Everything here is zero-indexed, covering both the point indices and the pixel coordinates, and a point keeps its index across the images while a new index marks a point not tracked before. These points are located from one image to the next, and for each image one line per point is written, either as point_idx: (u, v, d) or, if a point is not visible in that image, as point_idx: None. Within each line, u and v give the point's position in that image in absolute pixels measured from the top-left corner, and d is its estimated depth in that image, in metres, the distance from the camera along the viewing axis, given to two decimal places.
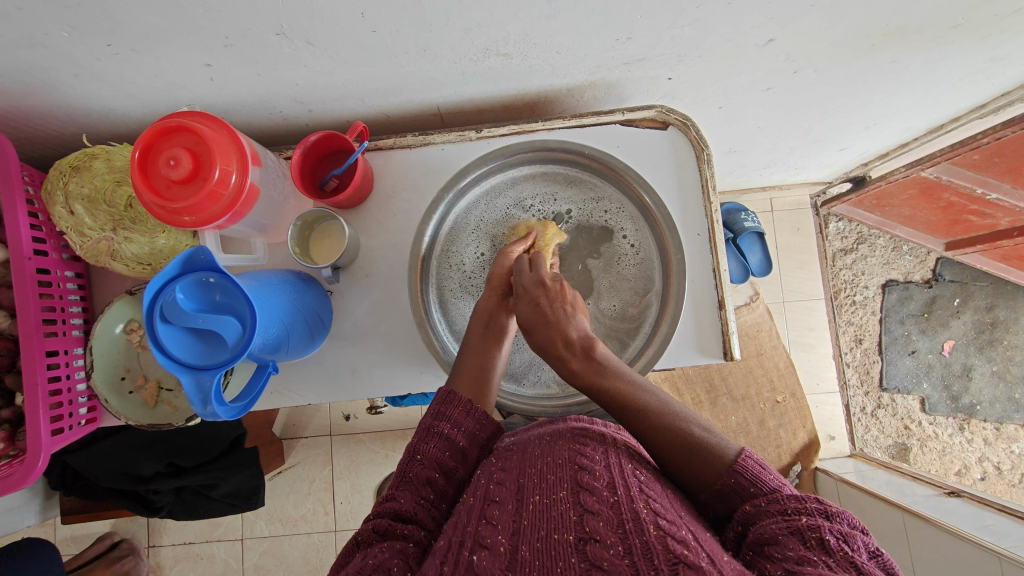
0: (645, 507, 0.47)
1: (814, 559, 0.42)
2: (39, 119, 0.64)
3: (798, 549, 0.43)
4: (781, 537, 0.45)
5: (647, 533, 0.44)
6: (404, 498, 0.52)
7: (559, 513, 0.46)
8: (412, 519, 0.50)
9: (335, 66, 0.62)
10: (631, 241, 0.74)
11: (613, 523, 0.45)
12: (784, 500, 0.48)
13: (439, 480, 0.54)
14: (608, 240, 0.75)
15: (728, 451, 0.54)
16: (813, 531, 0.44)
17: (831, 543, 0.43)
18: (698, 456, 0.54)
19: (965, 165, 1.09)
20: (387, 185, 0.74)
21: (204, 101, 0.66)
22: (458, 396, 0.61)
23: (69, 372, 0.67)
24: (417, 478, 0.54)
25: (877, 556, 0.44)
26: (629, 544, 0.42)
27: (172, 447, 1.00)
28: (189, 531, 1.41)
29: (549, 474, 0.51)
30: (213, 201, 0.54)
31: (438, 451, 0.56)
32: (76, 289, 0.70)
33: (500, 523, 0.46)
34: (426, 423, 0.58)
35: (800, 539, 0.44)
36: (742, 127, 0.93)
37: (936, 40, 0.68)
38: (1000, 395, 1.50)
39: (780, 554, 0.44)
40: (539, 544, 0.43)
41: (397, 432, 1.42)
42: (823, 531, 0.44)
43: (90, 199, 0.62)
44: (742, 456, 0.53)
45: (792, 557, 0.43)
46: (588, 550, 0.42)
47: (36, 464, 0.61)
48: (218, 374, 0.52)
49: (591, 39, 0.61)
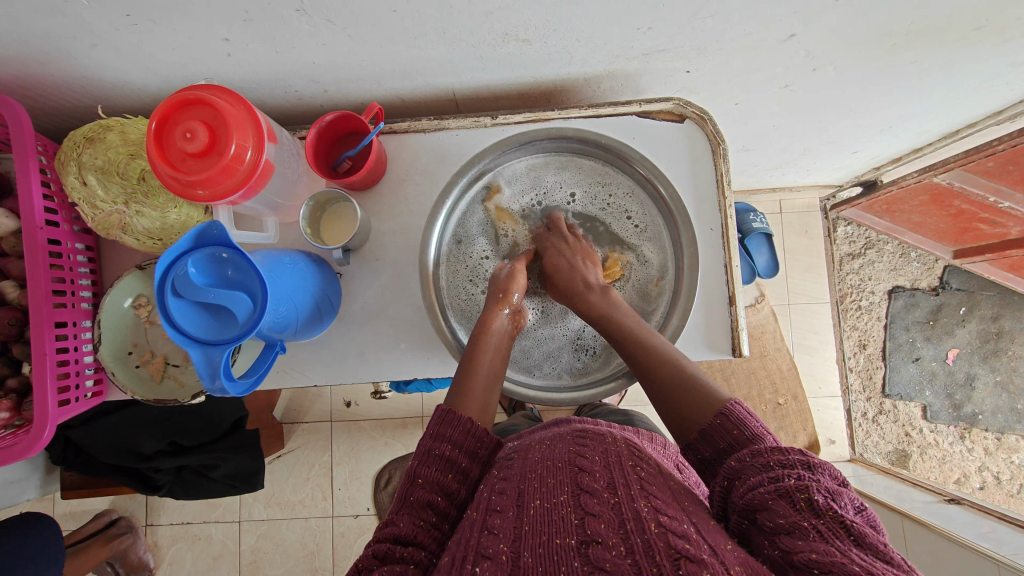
0: (646, 505, 0.47)
1: (804, 526, 0.42)
2: (53, 89, 0.64)
3: (788, 515, 0.43)
4: (770, 502, 0.45)
5: (648, 531, 0.44)
6: (403, 522, 0.51)
7: (561, 516, 0.46)
8: (413, 542, 0.49)
9: (353, 46, 0.61)
10: (635, 223, 0.75)
11: (615, 524, 0.45)
12: (769, 456, 0.49)
13: (440, 502, 0.53)
14: (616, 223, 0.75)
15: (720, 397, 0.57)
16: (801, 492, 0.44)
17: (819, 501, 0.43)
18: (689, 392, 0.59)
19: (978, 172, 1.08)
20: (400, 169, 0.74)
21: (220, 77, 0.66)
22: (457, 415, 0.60)
23: (77, 344, 0.67)
24: (418, 501, 0.53)
25: (860, 511, 0.44)
26: (631, 544, 0.43)
27: (175, 426, 1.01)
28: (186, 511, 1.42)
29: (549, 478, 0.51)
30: (228, 175, 0.54)
31: (437, 473, 0.55)
32: (85, 262, 0.70)
33: (501, 531, 0.46)
34: (425, 443, 0.57)
35: (789, 501, 0.44)
36: (756, 125, 0.92)
37: (959, 42, 0.68)
38: (1003, 405, 1.49)
39: (771, 523, 0.44)
40: (540, 550, 0.43)
41: (397, 420, 1.43)
42: (811, 491, 0.44)
43: (103, 170, 0.62)
44: (731, 401, 0.56)
45: (784, 527, 0.43)
46: (590, 552, 0.42)
47: (41, 433, 0.61)
48: (227, 351, 0.52)
49: (611, 28, 0.61)
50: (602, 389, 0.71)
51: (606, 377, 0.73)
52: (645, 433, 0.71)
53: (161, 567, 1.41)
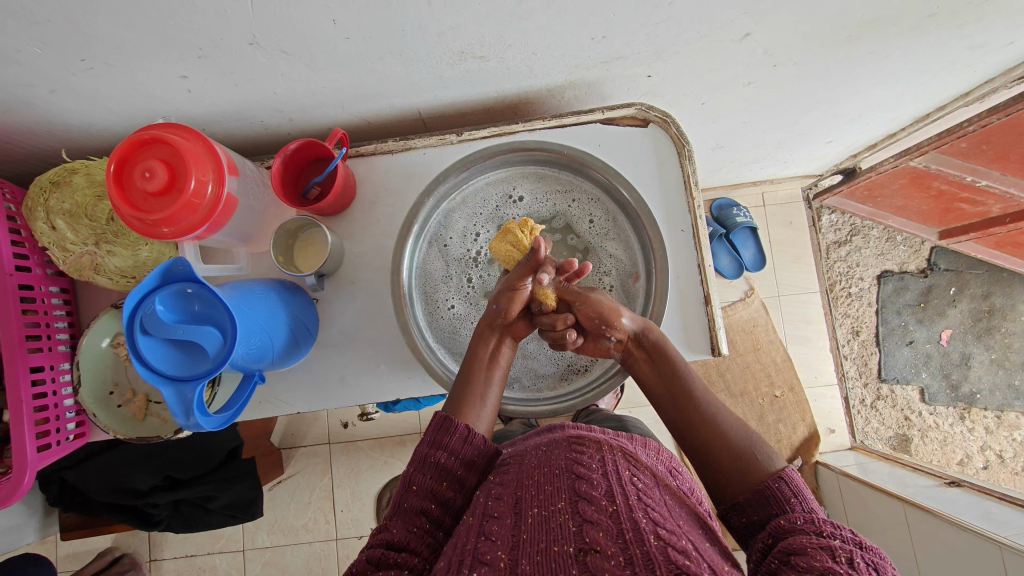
0: (644, 517, 0.46)
1: (839, 571, 0.42)
2: (17, 137, 0.64)
3: (824, 560, 0.44)
4: (809, 548, 0.46)
5: (648, 543, 0.43)
6: (396, 528, 0.52)
7: (559, 524, 0.46)
8: (406, 548, 0.50)
9: (312, 74, 0.62)
10: (600, 229, 0.74)
11: (613, 533, 0.44)
12: (820, 523, 0.49)
13: (434, 509, 0.54)
14: (581, 228, 0.74)
15: (774, 464, 0.58)
16: (843, 551, 0.44)
17: (860, 564, 0.43)
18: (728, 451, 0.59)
19: (953, 153, 1.09)
20: (369, 191, 0.74)
21: (182, 113, 0.66)
22: (455, 422, 0.59)
23: (56, 387, 0.67)
24: (412, 508, 0.53)
25: None
26: (630, 555, 0.42)
27: (168, 461, 1.01)
28: (190, 543, 1.41)
29: (547, 485, 0.51)
30: (191, 211, 0.54)
31: (431, 481, 0.55)
32: (60, 304, 0.70)
33: (498, 538, 0.46)
34: (421, 450, 0.58)
35: (830, 553, 0.44)
36: (726, 122, 0.93)
37: (913, 30, 0.68)
38: (1000, 382, 1.49)
39: (805, 564, 0.44)
40: (539, 557, 0.43)
41: (395, 437, 1.43)
42: (854, 553, 0.44)
43: (72, 214, 0.62)
44: (787, 469, 0.57)
45: (817, 568, 0.43)
46: (588, 561, 0.42)
47: (22, 480, 0.61)
48: (200, 385, 0.52)
49: (566, 39, 0.62)
50: (581, 398, 0.70)
51: (592, 379, 0.72)
52: (639, 439, 0.68)
53: None
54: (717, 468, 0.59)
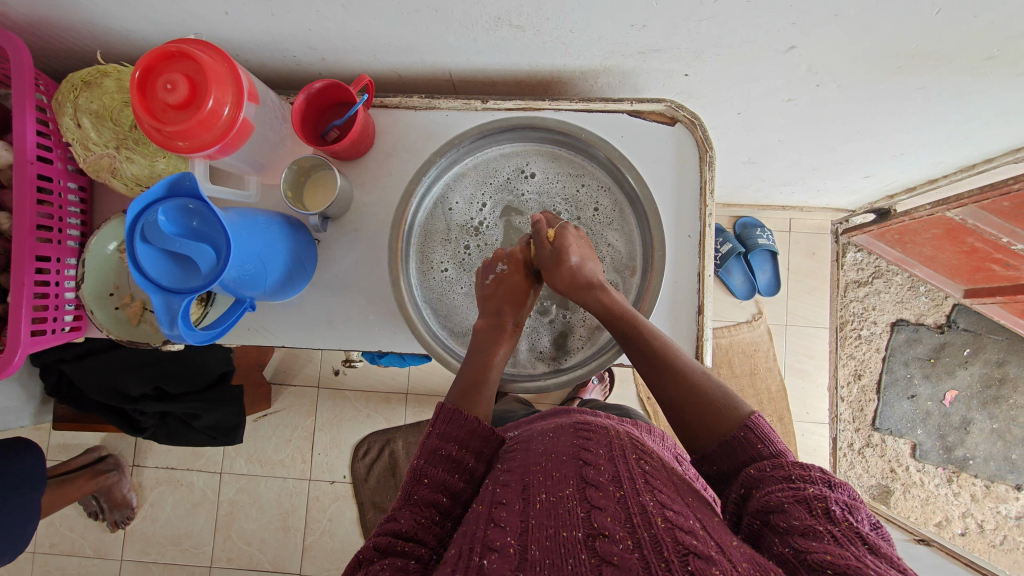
0: (651, 500, 0.46)
1: (820, 530, 0.43)
2: (59, 31, 0.66)
3: (804, 519, 0.44)
4: (786, 505, 0.46)
5: (654, 525, 0.43)
6: (404, 518, 0.52)
7: (566, 510, 0.46)
8: (413, 537, 0.50)
9: (346, 16, 0.62)
10: (606, 220, 0.74)
11: (621, 517, 0.45)
12: (789, 467, 0.49)
13: (445, 501, 0.54)
14: (585, 216, 0.74)
15: (742, 410, 0.57)
16: (819, 500, 0.45)
17: (836, 511, 0.44)
18: (691, 411, 0.59)
19: (992, 211, 1.05)
20: (387, 142, 0.74)
21: (217, 34, 0.67)
22: (465, 414, 0.60)
23: (59, 279, 0.69)
24: (421, 500, 0.53)
25: (876, 527, 0.46)
26: (638, 538, 0.42)
27: (160, 372, 1.04)
28: (172, 456, 1.46)
29: (554, 471, 0.51)
30: (205, 129, 0.55)
31: (443, 473, 0.56)
32: (77, 201, 0.72)
33: (508, 525, 0.46)
34: (431, 442, 0.58)
35: (806, 507, 0.45)
36: (760, 137, 0.90)
37: (969, 70, 0.66)
38: (997, 453, 1.45)
39: (785, 524, 0.45)
40: (547, 543, 0.43)
41: (381, 393, 1.45)
42: (829, 501, 0.45)
43: (97, 114, 0.64)
44: (755, 415, 0.56)
45: (798, 529, 0.44)
46: (597, 545, 0.42)
47: (13, 359, 0.64)
48: (187, 300, 0.54)
49: (606, 21, 0.60)
50: (554, 376, 0.70)
51: (572, 362, 0.72)
52: (642, 425, 0.70)
53: (143, 506, 1.46)
54: (686, 422, 0.59)
